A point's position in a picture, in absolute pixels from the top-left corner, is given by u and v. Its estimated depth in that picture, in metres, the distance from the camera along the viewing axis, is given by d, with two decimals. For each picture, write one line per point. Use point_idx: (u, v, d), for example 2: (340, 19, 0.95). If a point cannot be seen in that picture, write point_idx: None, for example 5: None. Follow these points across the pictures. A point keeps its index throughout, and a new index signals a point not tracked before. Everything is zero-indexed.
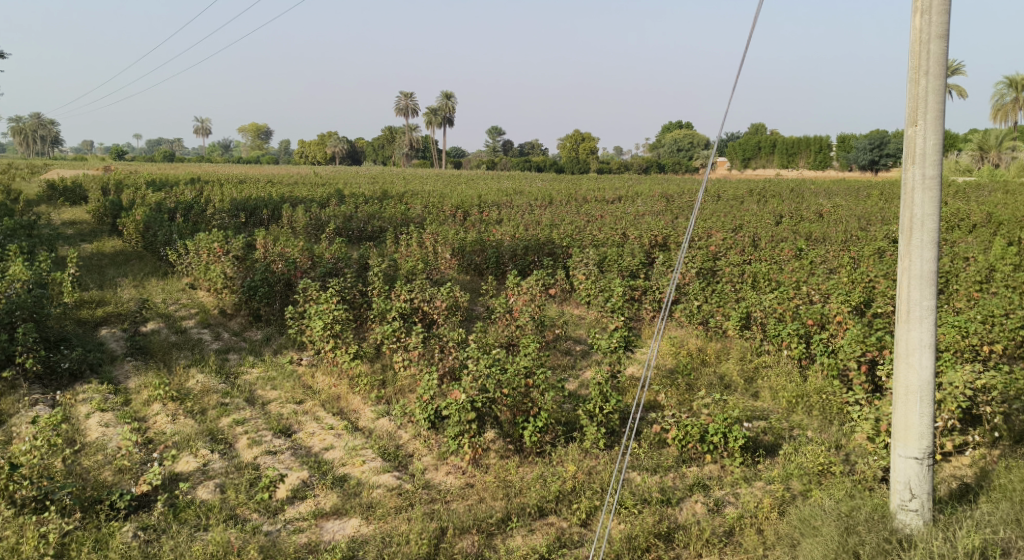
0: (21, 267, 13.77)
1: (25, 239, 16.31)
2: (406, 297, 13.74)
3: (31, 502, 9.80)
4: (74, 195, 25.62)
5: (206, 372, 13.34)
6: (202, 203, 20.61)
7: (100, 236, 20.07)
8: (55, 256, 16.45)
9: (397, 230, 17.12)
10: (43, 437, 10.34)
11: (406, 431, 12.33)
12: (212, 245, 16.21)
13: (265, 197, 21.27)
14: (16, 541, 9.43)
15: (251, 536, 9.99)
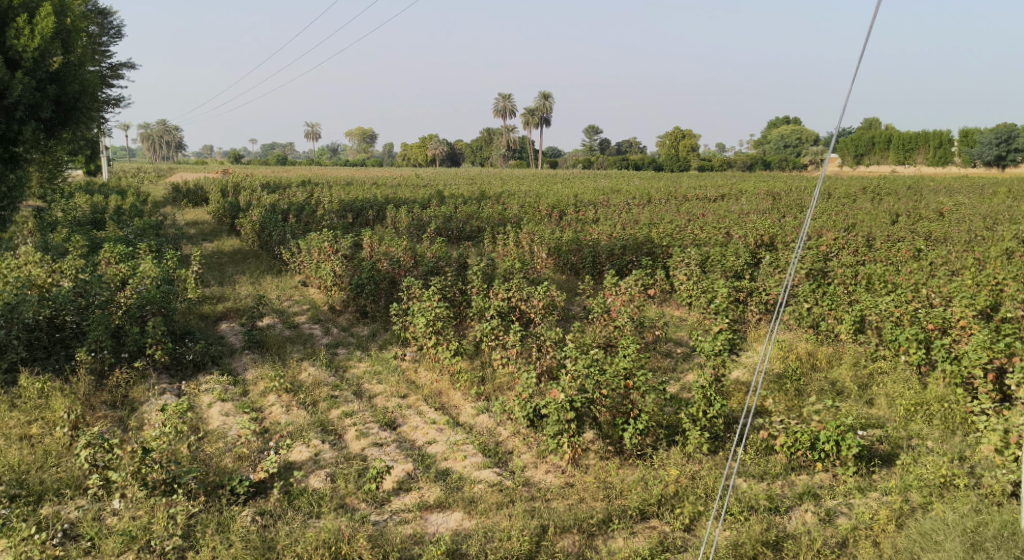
0: (149, 263, 13.33)
1: (154, 238, 15.41)
2: (507, 294, 13.01)
3: (161, 485, 10.03)
4: (196, 197, 23.97)
5: (318, 365, 12.84)
6: (313, 203, 19.49)
7: (207, 226, 19.76)
8: (185, 253, 16.11)
9: (496, 230, 16.22)
10: (172, 425, 10.55)
11: (506, 428, 11.83)
12: (322, 244, 15.22)
13: (371, 198, 20.10)
14: (148, 521, 9.81)
15: (361, 525, 9.99)
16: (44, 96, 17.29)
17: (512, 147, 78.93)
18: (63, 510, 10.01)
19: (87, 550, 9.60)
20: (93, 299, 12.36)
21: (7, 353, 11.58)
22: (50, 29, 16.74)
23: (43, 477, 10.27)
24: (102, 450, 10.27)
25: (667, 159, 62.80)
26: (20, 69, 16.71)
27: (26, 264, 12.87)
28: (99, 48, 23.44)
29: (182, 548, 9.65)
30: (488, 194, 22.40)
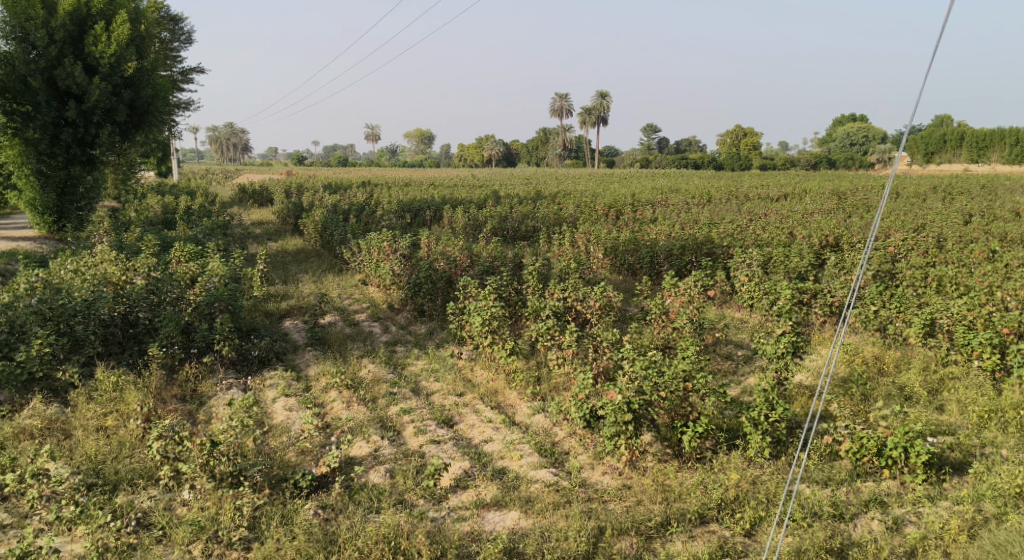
0: (217, 262, 13.73)
1: (222, 237, 15.90)
2: (562, 294, 12.98)
3: (229, 477, 10.29)
4: (261, 198, 24.61)
5: (377, 362, 13.03)
6: (373, 203, 19.80)
7: (272, 226, 20.23)
8: (251, 252, 16.55)
9: (552, 230, 16.18)
10: (240, 419, 10.71)
11: (562, 428, 11.83)
12: (382, 243, 15.44)
13: (428, 198, 20.32)
14: (216, 512, 10.12)
15: (419, 521, 10.15)
16: (119, 100, 18.05)
17: (568, 146, 78.46)
18: (136, 499, 10.38)
19: (158, 538, 9.96)
20: (164, 296, 12.80)
21: (84, 347, 12.06)
22: (125, 36, 17.44)
23: (118, 466, 10.66)
24: (173, 443, 10.60)
25: (727, 159, 61.67)
26: (97, 74, 17.53)
27: (102, 262, 13.38)
28: (170, 53, 24.31)
29: (248, 539, 9.96)
30: (546, 194, 22.39)
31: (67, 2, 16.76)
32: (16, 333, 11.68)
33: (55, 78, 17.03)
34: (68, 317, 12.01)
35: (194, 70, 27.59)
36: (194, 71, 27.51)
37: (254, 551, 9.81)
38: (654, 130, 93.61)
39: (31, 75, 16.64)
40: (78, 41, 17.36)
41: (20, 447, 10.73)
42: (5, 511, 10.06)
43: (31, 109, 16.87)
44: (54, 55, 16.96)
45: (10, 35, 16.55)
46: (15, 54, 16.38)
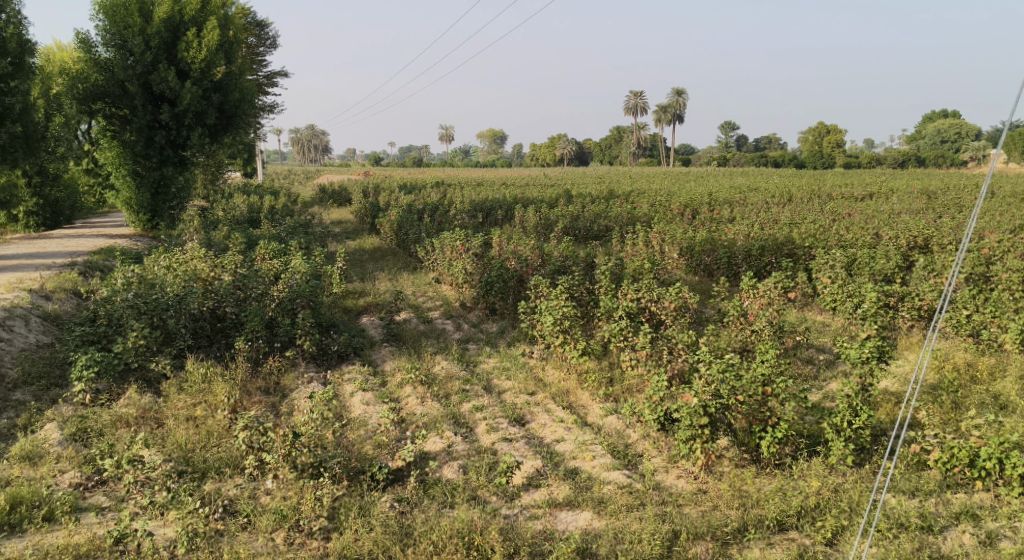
0: (298, 259, 14.07)
1: (302, 236, 16.34)
2: (635, 294, 12.84)
3: (309, 468, 10.49)
4: (341, 198, 25.25)
5: (450, 359, 13.15)
6: (447, 203, 20.03)
7: (351, 226, 20.68)
8: (331, 250, 16.97)
9: (625, 229, 16.02)
10: (319, 411, 10.95)
11: (635, 431, 11.73)
12: (455, 242, 15.57)
13: (500, 197, 20.41)
14: (297, 502, 10.29)
15: (492, 518, 10.23)
16: (208, 104, 18.72)
17: (642, 146, 77.33)
18: (222, 487, 10.61)
19: (243, 526, 10.14)
20: (250, 291, 13.17)
21: (176, 340, 12.46)
22: (214, 42, 18.18)
23: (206, 455, 10.93)
24: (257, 433, 10.84)
25: (809, 157, 59.80)
26: (189, 78, 18.30)
27: (192, 259, 13.90)
28: (256, 59, 25.21)
29: (328, 529, 10.11)
30: (624, 193, 22.16)
31: (162, 11, 17.69)
32: (114, 325, 12.33)
33: (150, 82, 17.98)
34: (161, 312, 12.47)
35: (279, 74, 28.48)
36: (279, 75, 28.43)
37: (333, 542, 9.95)
38: (733, 128, 91.41)
39: (128, 81, 17.74)
40: (172, 46, 18.22)
41: (116, 434, 11.11)
42: (102, 495, 10.37)
43: (128, 112, 18.08)
44: (149, 61, 17.90)
45: (110, 43, 17.72)
46: (115, 61, 17.61)
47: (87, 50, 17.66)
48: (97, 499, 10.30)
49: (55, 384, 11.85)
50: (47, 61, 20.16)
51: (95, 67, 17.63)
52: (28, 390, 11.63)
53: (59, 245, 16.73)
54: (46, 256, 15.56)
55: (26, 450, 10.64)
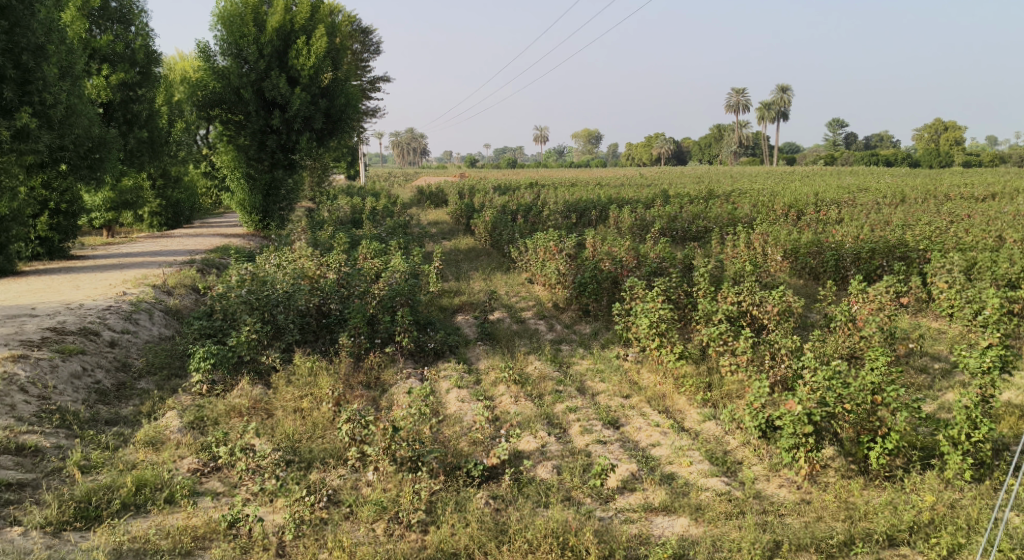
0: (397, 259, 14.33)
1: (400, 236, 16.73)
2: (736, 297, 12.50)
3: (408, 462, 10.48)
4: (440, 199, 25.74)
5: (543, 360, 13.14)
6: (541, 203, 20.11)
7: (447, 226, 21.11)
8: (428, 251, 17.32)
9: (725, 230, 15.67)
10: (418, 406, 10.98)
11: (735, 437, 11.44)
12: (548, 243, 15.56)
13: (595, 197, 20.30)
14: (397, 494, 10.31)
15: (587, 519, 10.12)
16: (316, 109, 19.37)
17: (744, 143, 75.61)
18: (327, 477, 10.65)
19: (346, 515, 10.14)
20: (353, 290, 13.58)
21: (285, 335, 12.83)
22: (322, 48, 18.76)
23: (312, 446, 11.02)
24: (360, 426, 10.82)
25: (922, 156, 57.01)
26: (298, 84, 19.06)
27: (299, 258, 14.46)
28: (359, 64, 25.98)
29: (426, 522, 10.10)
30: (725, 192, 21.68)
31: (274, 21, 18.43)
32: (229, 320, 12.87)
33: (262, 89, 18.78)
34: (271, 307, 12.88)
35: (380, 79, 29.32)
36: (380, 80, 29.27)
37: (430, 535, 9.90)
38: (841, 125, 88.02)
39: (242, 88, 18.60)
40: (284, 54, 19.04)
41: (230, 423, 11.33)
42: (217, 481, 10.52)
43: (243, 118, 18.99)
44: (262, 69, 18.75)
45: (227, 52, 18.63)
46: (230, 69, 18.46)
47: (206, 59, 18.59)
48: (212, 485, 10.44)
49: (176, 374, 12.34)
50: (170, 72, 21.88)
51: (213, 75, 18.53)
52: (151, 380, 12.13)
53: (179, 244, 17.75)
54: (167, 255, 16.40)
55: (149, 436, 10.89)
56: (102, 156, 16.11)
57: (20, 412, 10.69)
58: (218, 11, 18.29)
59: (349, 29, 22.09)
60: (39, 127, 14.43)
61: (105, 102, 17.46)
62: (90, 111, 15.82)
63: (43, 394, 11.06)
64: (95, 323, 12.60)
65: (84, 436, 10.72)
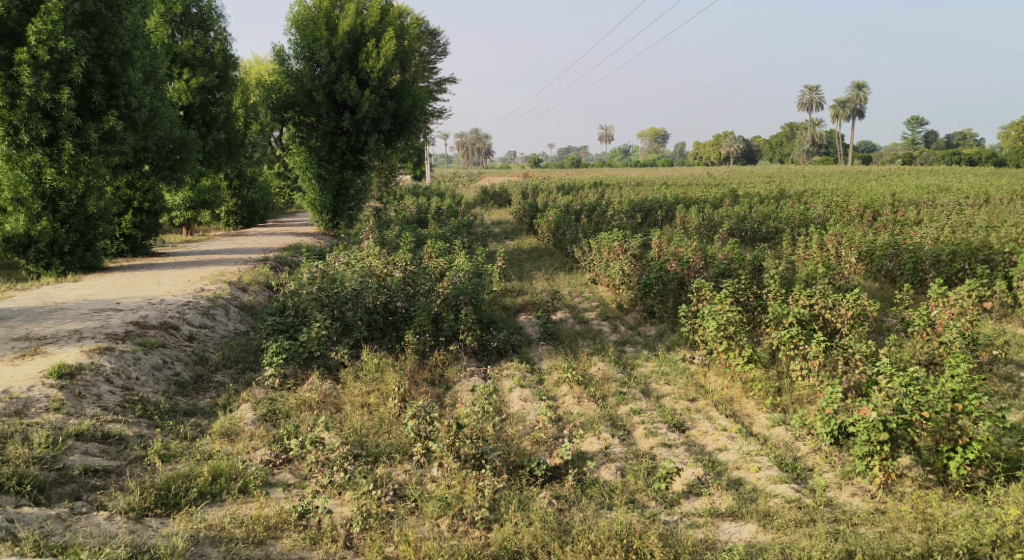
0: (461, 258, 14.44)
1: (464, 235, 16.89)
2: (809, 300, 12.17)
3: (472, 459, 10.56)
4: (501, 199, 25.96)
5: (607, 361, 13.06)
6: (605, 202, 20.05)
7: (510, 226, 21.25)
8: (491, 251, 17.44)
9: (796, 231, 15.35)
10: (481, 404, 11.04)
11: (805, 443, 11.16)
12: (612, 243, 15.45)
13: (660, 197, 20.09)
14: (460, 491, 10.32)
15: (651, 523, 9.98)
16: (385, 111, 20.02)
17: (817, 142, 73.49)
18: (392, 472, 10.76)
19: (411, 510, 10.22)
20: (419, 288, 13.77)
21: (353, 331, 13.08)
22: (391, 51, 19.24)
23: (379, 441, 11.15)
24: (424, 422, 10.99)
25: (1010, 155, 54.75)
26: (368, 87, 19.62)
27: (367, 257, 14.70)
28: (427, 65, 26.58)
29: (489, 519, 10.08)
30: (794, 193, 21.22)
31: (345, 24, 18.96)
32: (300, 316, 13.20)
33: (334, 91, 19.44)
34: (341, 305, 13.22)
35: (444, 81, 29.73)
36: (444, 82, 29.69)
37: (494, 532, 9.89)
38: (921, 123, 84.86)
39: (315, 91, 19.30)
40: (354, 57, 19.63)
41: (300, 416, 11.56)
42: (288, 473, 10.73)
43: (315, 120, 19.61)
44: (334, 71, 19.38)
45: (301, 55, 19.31)
46: (304, 72, 19.16)
47: (281, 62, 19.29)
48: (284, 476, 10.66)
49: (250, 368, 12.70)
50: (248, 77, 22.58)
51: (288, 79, 19.20)
52: (227, 373, 12.51)
53: (253, 242, 18.26)
54: (242, 252, 16.95)
55: (224, 427, 11.13)
56: (183, 158, 16.94)
57: (105, 401, 11.10)
58: (293, 15, 18.91)
59: (416, 31, 22.60)
60: (125, 129, 15.05)
61: (185, 105, 18.13)
62: (172, 114, 16.60)
63: (126, 385, 11.49)
64: (175, 318, 13.08)
65: (164, 426, 11.08)
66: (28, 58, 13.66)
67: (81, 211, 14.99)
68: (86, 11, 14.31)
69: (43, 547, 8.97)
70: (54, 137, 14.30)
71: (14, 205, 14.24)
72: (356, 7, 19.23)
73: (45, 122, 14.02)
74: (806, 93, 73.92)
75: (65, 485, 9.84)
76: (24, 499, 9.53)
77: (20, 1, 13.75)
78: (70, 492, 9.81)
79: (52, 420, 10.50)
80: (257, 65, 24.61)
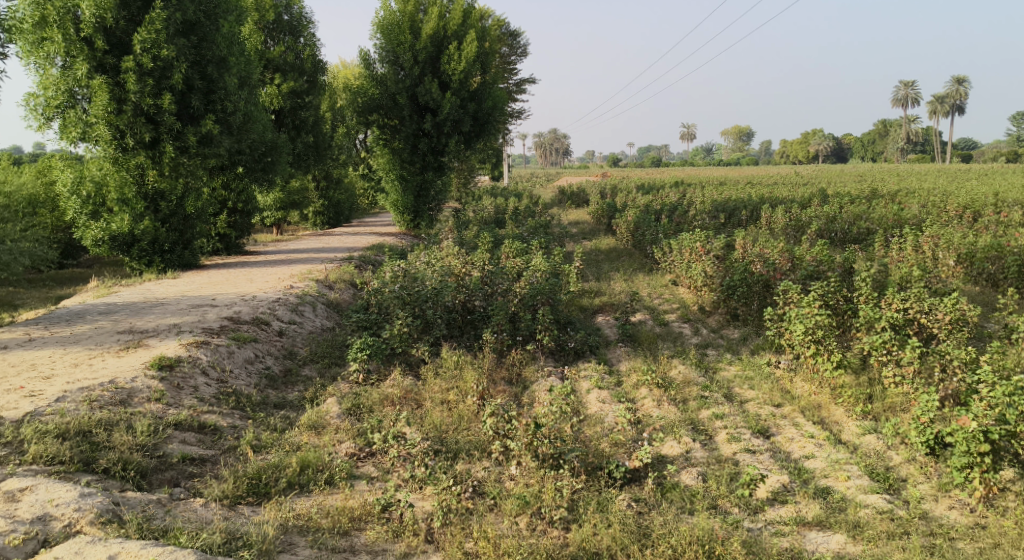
0: (539, 259, 14.47)
1: (542, 236, 16.94)
2: (903, 304, 11.70)
3: (550, 459, 10.54)
4: (579, 199, 26.00)
5: (688, 364, 12.86)
6: (687, 202, 19.80)
7: (588, 226, 21.25)
8: (569, 252, 17.45)
9: (889, 232, 14.80)
10: (559, 404, 11.05)
11: (898, 453, 10.72)
12: (694, 244, 15.16)
13: (746, 197, 19.67)
14: (538, 490, 10.31)
15: (734, 529, 9.82)
16: (465, 113, 20.38)
17: (910, 139, 70.63)
18: (472, 468, 10.85)
19: (490, 507, 10.26)
20: (496, 288, 13.88)
21: (433, 329, 13.27)
22: (472, 53, 19.52)
23: (458, 438, 11.28)
24: (503, 421, 11.07)
25: None
26: (450, 89, 19.97)
27: (446, 257, 14.90)
28: (507, 65, 26.92)
29: (568, 519, 10.03)
30: (885, 192, 20.46)
31: (429, 27, 19.45)
32: (383, 313, 13.46)
33: (416, 94, 19.98)
34: (421, 303, 13.40)
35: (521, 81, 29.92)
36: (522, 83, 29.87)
37: (573, 532, 9.83)
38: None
39: (399, 93, 19.94)
40: (437, 59, 20.01)
41: (383, 411, 11.78)
42: (371, 466, 10.93)
43: (398, 122, 20.21)
44: (417, 74, 19.91)
45: (386, 59, 19.98)
46: (388, 76, 19.84)
47: (367, 67, 20.10)
48: (367, 469, 10.85)
49: (336, 363, 13.07)
50: (337, 82, 23.24)
51: (373, 82, 19.98)
52: (314, 367, 12.92)
53: (340, 241, 18.74)
54: (329, 251, 17.42)
55: (311, 420, 11.47)
56: (273, 159, 17.75)
57: (202, 393, 11.59)
58: (378, 20, 19.54)
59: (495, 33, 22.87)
60: (221, 133, 15.75)
61: (277, 109, 18.82)
62: (264, 118, 17.34)
63: (221, 377, 11.98)
64: (266, 314, 13.57)
65: (255, 418, 11.49)
66: (134, 65, 14.37)
67: (180, 211, 15.71)
68: (187, 20, 15.02)
69: (146, 529, 9.29)
70: (156, 140, 15.04)
71: (119, 206, 15.02)
72: (439, 10, 19.71)
73: (148, 126, 14.77)
74: (905, 83, 71.01)
75: (165, 471, 10.26)
76: (129, 484, 9.92)
77: (127, 11, 14.53)
78: (169, 478, 10.22)
79: (153, 409, 10.96)
80: (344, 71, 25.39)
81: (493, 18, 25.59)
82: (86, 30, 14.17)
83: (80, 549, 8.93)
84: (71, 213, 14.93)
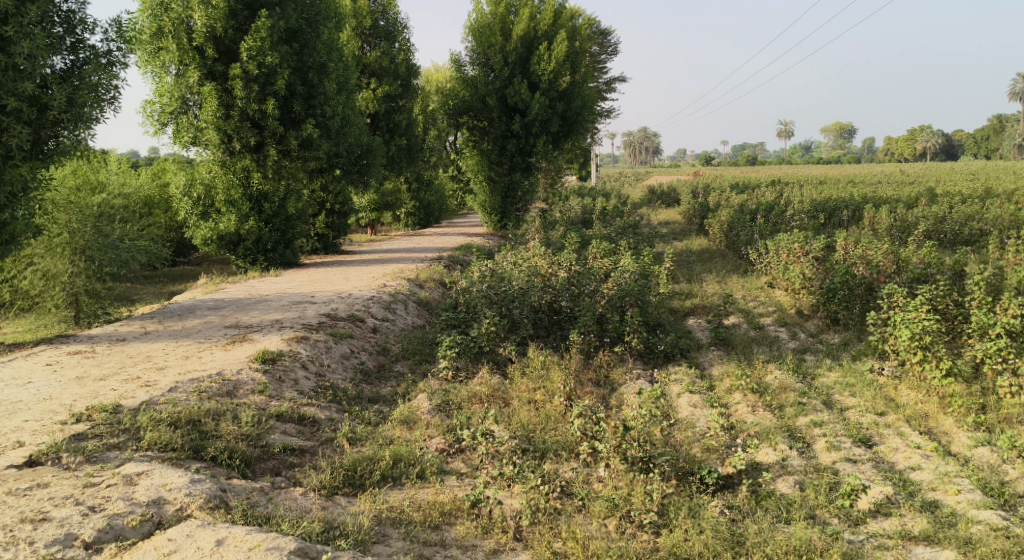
0: (627, 259, 14.33)
1: (632, 237, 16.79)
2: (1020, 310, 11.04)
3: (639, 462, 10.37)
4: (670, 198, 25.67)
5: (784, 369, 12.46)
6: (784, 201, 19.27)
7: (679, 226, 20.97)
8: (660, 253, 17.22)
9: (1004, 234, 14.01)
10: (648, 407, 10.93)
11: (1014, 467, 10.12)
12: (792, 245, 14.74)
13: (846, 196, 19.00)
14: (628, 493, 10.17)
15: (834, 541, 9.44)
16: (554, 112, 20.34)
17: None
18: (560, 469, 10.80)
19: (579, 508, 10.17)
20: (584, 288, 13.81)
21: (521, 329, 13.33)
22: (562, 53, 19.51)
23: (546, 437, 11.26)
24: (591, 422, 11.02)
25: None
26: (539, 89, 20.04)
27: (534, 257, 14.92)
28: (597, 65, 26.88)
29: (658, 524, 9.85)
30: (999, 191, 19.35)
31: (520, 29, 19.62)
32: (472, 312, 13.61)
33: (506, 95, 20.15)
34: (508, 303, 13.55)
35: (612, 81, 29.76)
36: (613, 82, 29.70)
37: (664, 537, 9.64)
38: None
39: (489, 95, 20.22)
40: (527, 60, 20.18)
41: (471, 409, 11.88)
42: (461, 462, 11.02)
43: (486, 124, 20.56)
44: (507, 76, 20.12)
45: (476, 61, 20.25)
46: (479, 78, 20.12)
47: (459, 69, 20.39)
48: (457, 465, 10.95)
49: (427, 360, 13.27)
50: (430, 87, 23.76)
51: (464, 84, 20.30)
52: (406, 363, 13.14)
53: (431, 241, 19.06)
54: (420, 251, 17.72)
55: (404, 415, 11.65)
56: (369, 162, 18.27)
57: (301, 386, 11.96)
58: (470, 23, 19.85)
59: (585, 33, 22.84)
60: (321, 136, 16.28)
61: (373, 113, 19.33)
62: (360, 122, 17.86)
63: (319, 371, 12.33)
64: (362, 311, 13.91)
65: (351, 412, 11.77)
66: (241, 72, 14.91)
67: (282, 211, 16.29)
68: (290, 28, 15.60)
69: (249, 515, 9.57)
70: (261, 144, 15.60)
71: (227, 206, 15.65)
72: (530, 11, 19.83)
73: (253, 130, 15.30)
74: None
75: (267, 461, 10.61)
76: (234, 472, 10.28)
77: (236, 22, 15.22)
78: (271, 467, 10.56)
79: (256, 401, 11.37)
80: (437, 74, 25.84)
81: (583, 18, 25.60)
82: (197, 39, 14.84)
83: (191, 532, 9.19)
84: (184, 213, 15.64)
